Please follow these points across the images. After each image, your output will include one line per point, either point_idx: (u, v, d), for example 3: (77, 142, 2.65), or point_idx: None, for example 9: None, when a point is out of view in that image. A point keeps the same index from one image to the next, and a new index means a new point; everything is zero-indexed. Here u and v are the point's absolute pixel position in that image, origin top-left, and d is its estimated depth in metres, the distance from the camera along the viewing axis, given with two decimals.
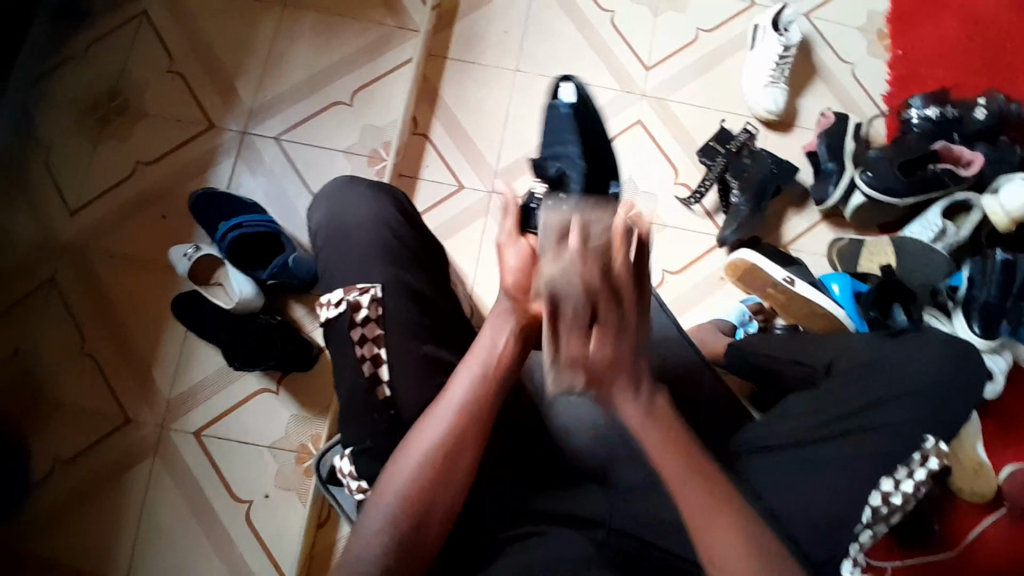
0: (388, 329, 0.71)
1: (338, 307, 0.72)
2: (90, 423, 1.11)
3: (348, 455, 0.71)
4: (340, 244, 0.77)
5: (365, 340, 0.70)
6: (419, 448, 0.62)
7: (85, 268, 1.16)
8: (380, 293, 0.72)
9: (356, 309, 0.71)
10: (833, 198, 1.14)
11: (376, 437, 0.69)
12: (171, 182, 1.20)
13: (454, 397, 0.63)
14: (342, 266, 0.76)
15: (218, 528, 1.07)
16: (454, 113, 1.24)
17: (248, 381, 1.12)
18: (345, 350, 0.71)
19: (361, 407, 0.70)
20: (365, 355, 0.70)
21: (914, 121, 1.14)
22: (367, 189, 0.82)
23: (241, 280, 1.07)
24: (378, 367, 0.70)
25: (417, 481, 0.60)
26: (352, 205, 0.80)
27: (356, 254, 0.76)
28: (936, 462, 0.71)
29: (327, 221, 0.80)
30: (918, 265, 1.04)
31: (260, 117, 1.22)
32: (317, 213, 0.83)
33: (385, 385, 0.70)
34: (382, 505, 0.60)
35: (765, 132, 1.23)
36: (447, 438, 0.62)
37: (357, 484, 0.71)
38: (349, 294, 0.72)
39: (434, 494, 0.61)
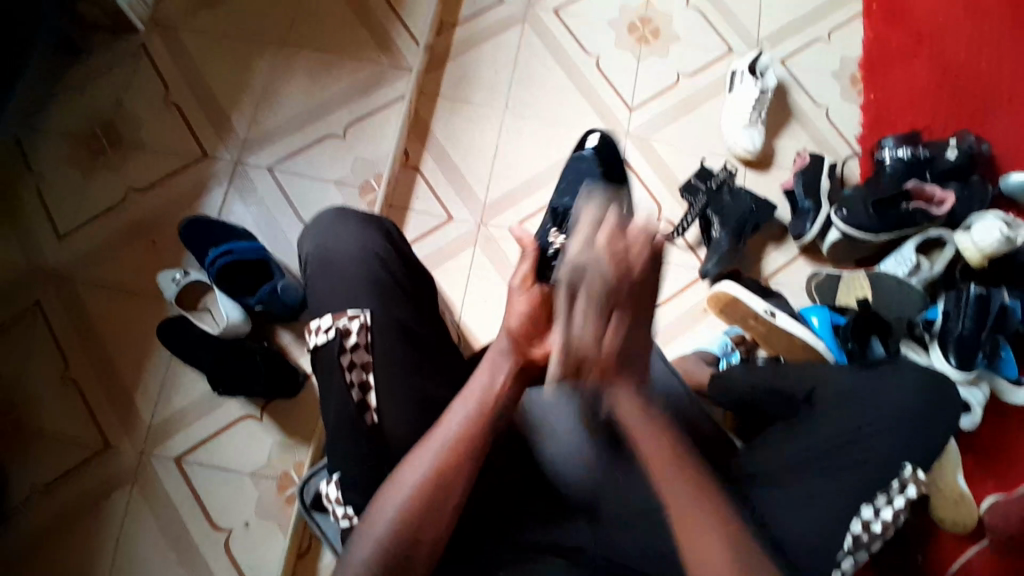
0: (376, 355, 0.73)
1: (328, 333, 0.72)
2: (69, 450, 1.09)
3: (335, 481, 0.72)
4: (328, 274, 0.78)
5: (354, 365, 0.72)
6: (414, 471, 0.62)
7: (73, 293, 1.16)
8: (369, 320, 0.74)
9: (346, 336, 0.72)
10: (811, 233, 1.17)
11: (361, 468, 0.70)
12: (163, 209, 1.21)
13: (454, 422, 0.64)
14: (329, 295, 0.77)
15: (196, 560, 1.05)
16: (444, 147, 1.28)
17: (231, 408, 1.11)
18: (333, 377, 0.71)
19: (346, 430, 0.70)
20: (353, 381, 0.71)
21: (888, 161, 1.19)
22: (356, 220, 0.84)
23: (229, 305, 1.07)
24: (366, 393, 0.71)
25: (410, 504, 0.61)
26: (341, 236, 0.81)
27: (344, 284, 0.77)
28: (915, 489, 0.71)
29: (315, 252, 0.81)
30: (894, 299, 1.06)
31: (254, 148, 1.25)
32: (306, 244, 0.84)
33: (373, 411, 0.71)
34: (375, 527, 0.61)
35: (744, 171, 1.27)
36: (443, 464, 0.62)
37: (341, 511, 0.72)
38: (339, 320, 0.73)
39: (427, 518, 0.61)
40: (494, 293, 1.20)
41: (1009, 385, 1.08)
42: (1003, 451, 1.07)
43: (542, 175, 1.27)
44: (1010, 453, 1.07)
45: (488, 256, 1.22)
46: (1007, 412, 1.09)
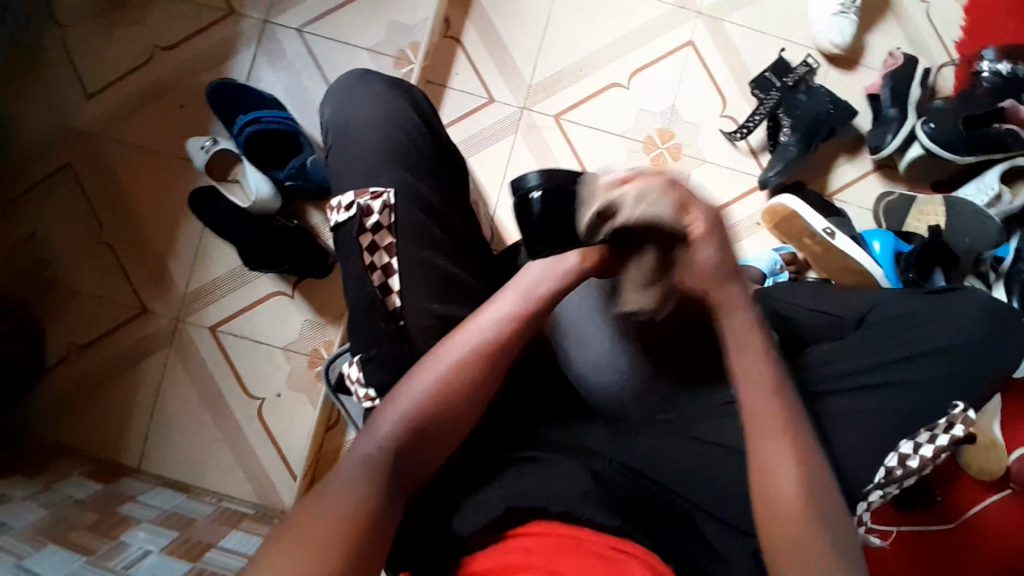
0: (399, 238, 0.68)
1: (348, 212, 0.69)
2: (108, 312, 1.12)
3: (356, 363, 0.69)
4: (352, 147, 0.73)
5: (375, 247, 0.68)
6: (451, 354, 0.61)
7: (102, 154, 1.14)
8: (392, 200, 0.69)
9: (367, 214, 0.68)
10: (889, 148, 1.05)
11: (381, 343, 0.66)
12: (189, 70, 1.14)
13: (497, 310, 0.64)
14: (352, 166, 0.72)
15: (230, 424, 1.11)
16: (490, 18, 1.15)
17: (262, 283, 1.11)
18: (353, 255, 0.68)
19: (369, 312, 0.67)
20: (374, 264, 0.67)
21: (984, 75, 1.03)
22: (381, 88, 0.77)
23: (258, 179, 1.03)
24: (388, 277, 0.67)
25: (442, 383, 0.60)
26: (366, 105, 0.75)
27: (368, 158, 0.71)
28: (961, 428, 0.67)
29: (338, 121, 0.75)
30: (966, 228, 0.98)
31: (283, 6, 1.14)
32: (327, 112, 0.77)
33: (394, 295, 0.67)
34: (399, 411, 0.59)
35: (826, 68, 1.13)
36: (483, 359, 0.61)
37: (363, 393, 0.68)
38: (361, 198, 0.68)
39: (452, 398, 0.60)
40: None
41: None
42: None
43: (596, 56, 1.14)
44: None
45: (528, 145, 1.14)
46: None
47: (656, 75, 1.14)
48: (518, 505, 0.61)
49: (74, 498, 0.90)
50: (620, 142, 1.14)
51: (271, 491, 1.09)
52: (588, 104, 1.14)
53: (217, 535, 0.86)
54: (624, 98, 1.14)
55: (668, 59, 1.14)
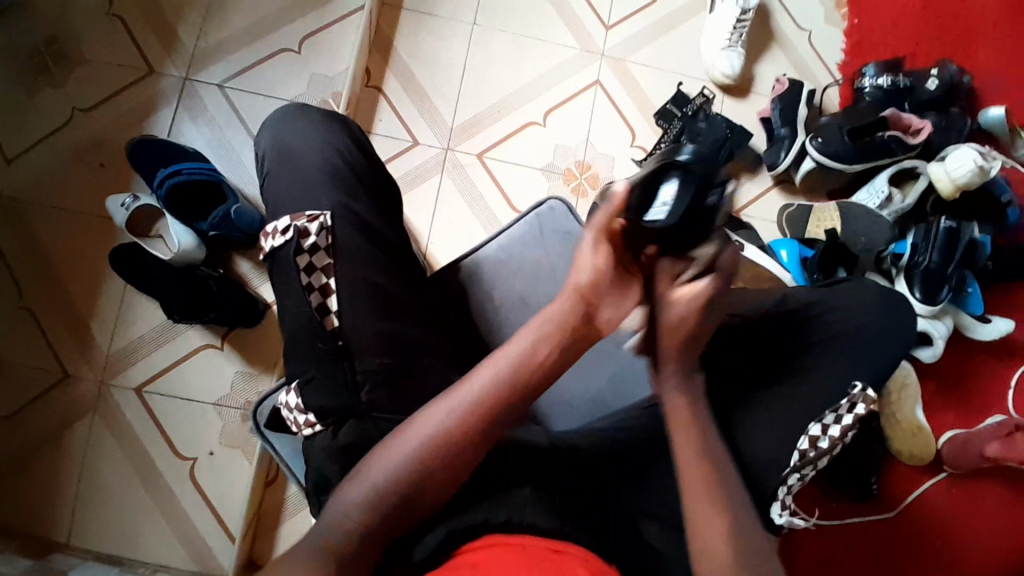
0: (339, 259, 0.68)
1: (284, 235, 0.68)
2: (26, 380, 1.07)
3: (293, 390, 0.65)
4: (286, 174, 0.73)
5: (313, 269, 0.67)
6: (427, 424, 0.59)
7: (19, 220, 1.11)
8: (329, 222, 0.69)
9: (304, 236, 0.67)
10: (784, 163, 1.14)
11: (319, 364, 0.65)
12: (109, 131, 1.14)
13: (474, 387, 0.61)
14: (288, 192, 0.72)
15: (163, 487, 1.05)
16: (409, 66, 1.21)
17: (191, 336, 1.09)
18: (290, 278, 0.67)
19: (308, 336, 0.66)
20: (312, 285, 0.67)
21: (868, 90, 1.15)
22: (318, 116, 0.78)
23: (180, 231, 1.02)
24: (326, 298, 0.67)
25: (419, 457, 0.58)
26: (303, 133, 0.75)
27: (302, 186, 0.72)
28: (863, 407, 0.70)
29: (274, 148, 0.75)
30: (862, 229, 1.07)
31: (204, 63, 1.17)
32: (264, 139, 0.77)
33: (334, 315, 0.67)
34: (378, 471, 0.57)
35: (722, 97, 1.23)
36: (471, 419, 0.59)
37: (304, 419, 0.64)
38: (297, 220, 0.68)
39: (429, 476, 0.58)
40: (461, 222, 1.16)
41: (972, 320, 1.08)
42: (957, 385, 1.10)
43: (511, 97, 1.21)
44: (963, 386, 1.10)
45: (455, 184, 1.18)
46: (965, 346, 1.11)
47: (569, 112, 1.21)
48: (458, 527, 0.59)
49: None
50: (542, 176, 1.19)
51: (211, 555, 1.04)
52: (509, 142, 1.20)
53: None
54: (542, 135, 1.20)
55: (580, 96, 1.22)
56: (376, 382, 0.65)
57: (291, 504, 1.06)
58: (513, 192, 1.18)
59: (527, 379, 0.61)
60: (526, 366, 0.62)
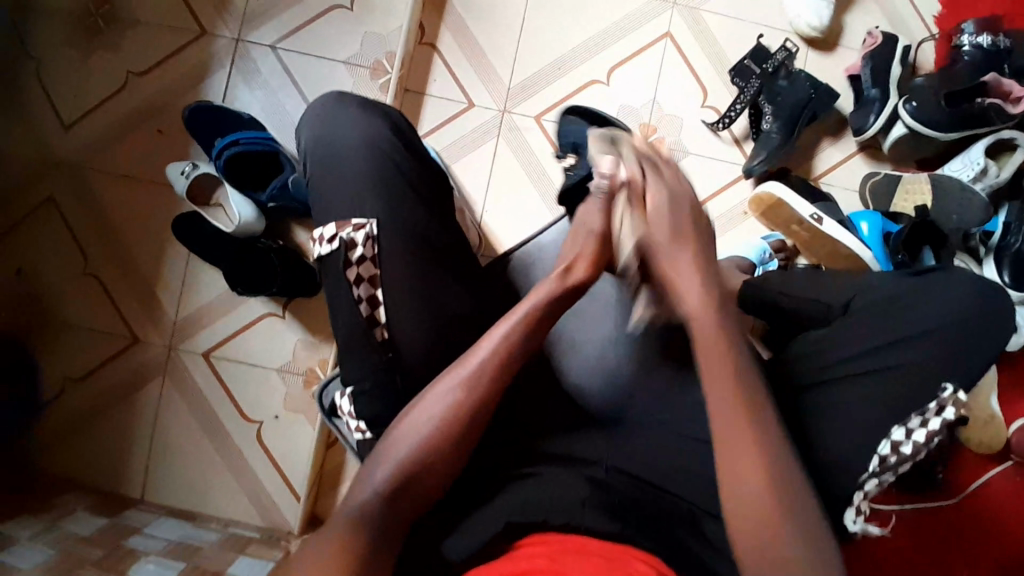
0: (384, 268, 0.67)
1: (331, 244, 0.67)
2: (100, 343, 1.11)
3: (348, 394, 0.68)
4: (328, 174, 0.70)
5: (361, 280, 0.66)
6: (439, 401, 0.60)
7: (82, 186, 1.12)
8: (375, 231, 0.67)
9: (350, 247, 0.66)
10: (873, 128, 1.04)
11: (375, 377, 0.66)
12: (164, 95, 1.13)
13: (477, 357, 0.62)
14: (332, 193, 0.69)
15: (230, 448, 1.10)
16: (465, 20, 1.14)
17: (253, 305, 1.10)
18: (340, 289, 0.66)
19: (365, 344, 0.65)
20: (361, 296, 0.66)
21: (965, 49, 1.03)
22: (358, 108, 0.73)
23: (240, 202, 1.00)
24: (375, 308, 0.66)
25: (434, 432, 0.59)
26: (344, 127, 0.72)
27: (344, 188, 0.69)
28: (952, 411, 0.67)
29: (314, 145, 0.72)
30: (954, 205, 0.98)
31: (255, 22, 1.13)
32: (303, 135, 0.74)
33: (382, 327, 0.66)
34: (397, 449, 0.58)
35: (806, 52, 1.12)
36: (474, 390, 0.61)
37: (357, 424, 0.68)
38: (342, 230, 0.66)
39: (447, 446, 0.59)
40: (518, 190, 1.12)
41: None
42: None
43: (573, 56, 1.13)
44: None
45: (511, 148, 1.13)
46: None
47: (636, 70, 1.13)
48: (516, 520, 0.60)
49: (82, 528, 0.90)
50: None
51: (277, 512, 1.09)
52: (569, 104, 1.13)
53: (225, 563, 0.86)
54: (606, 95, 1.13)
55: (646, 53, 1.13)
56: None
57: (350, 470, 1.10)
58: None
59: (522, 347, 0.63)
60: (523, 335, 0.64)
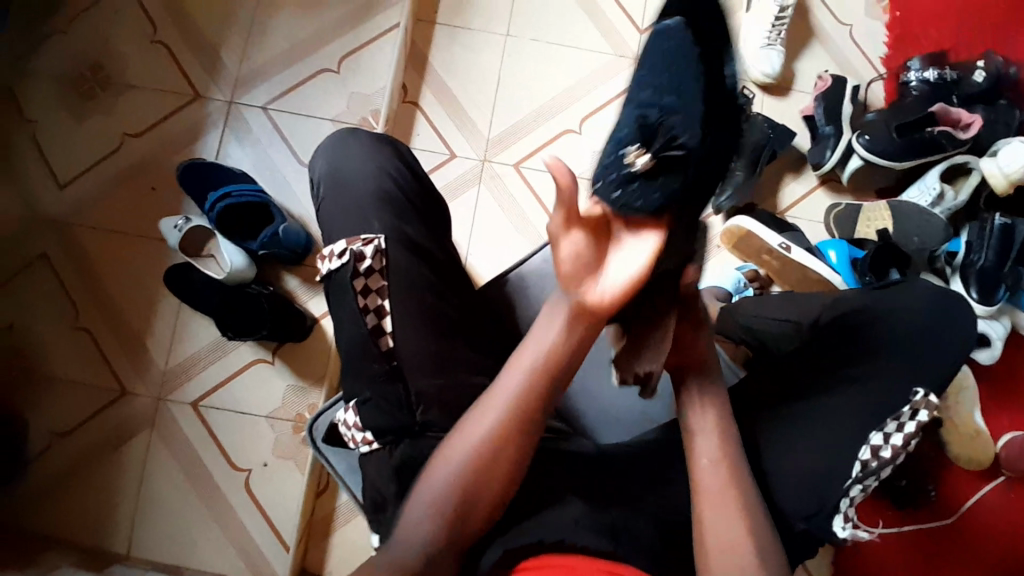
0: (391, 280, 0.70)
1: (341, 258, 0.69)
2: (88, 397, 1.12)
3: (352, 407, 0.68)
4: (339, 197, 0.74)
5: (369, 291, 0.69)
6: (468, 440, 0.58)
7: (77, 243, 1.16)
8: (384, 245, 0.70)
9: (360, 260, 0.69)
10: (830, 162, 1.12)
11: (374, 384, 0.67)
12: (159, 155, 1.18)
13: (508, 389, 0.58)
14: (342, 217, 0.73)
15: (219, 499, 1.09)
16: (445, 79, 1.22)
17: (243, 352, 1.12)
18: (346, 299, 0.69)
19: (362, 357, 0.68)
20: (368, 306, 0.68)
21: (913, 84, 1.12)
22: (367, 140, 0.78)
23: (233, 251, 1.04)
24: (382, 319, 0.68)
25: (467, 473, 0.57)
26: (353, 158, 0.77)
27: (352, 209, 0.73)
28: (925, 414, 0.69)
29: (327, 172, 0.76)
30: (915, 229, 1.04)
31: (248, 86, 1.20)
32: (315, 163, 0.79)
33: (388, 336, 0.68)
34: (433, 488, 0.58)
35: (762, 96, 1.21)
36: (507, 424, 0.57)
37: (362, 437, 0.67)
38: (353, 244, 0.69)
39: (485, 487, 0.58)
40: (500, 232, 1.17)
41: None
42: (1020, 388, 1.06)
43: (547, 107, 1.21)
44: None
45: (492, 194, 1.19)
46: None
47: (605, 118, 1.21)
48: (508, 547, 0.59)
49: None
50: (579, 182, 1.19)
51: (266, 564, 1.07)
52: (544, 150, 1.20)
53: None
54: (578, 142, 1.20)
55: (615, 101, 1.21)
56: (429, 402, 0.67)
57: (341, 515, 1.08)
58: (550, 201, 1.18)
59: (552, 375, 0.57)
60: (551, 369, 0.57)
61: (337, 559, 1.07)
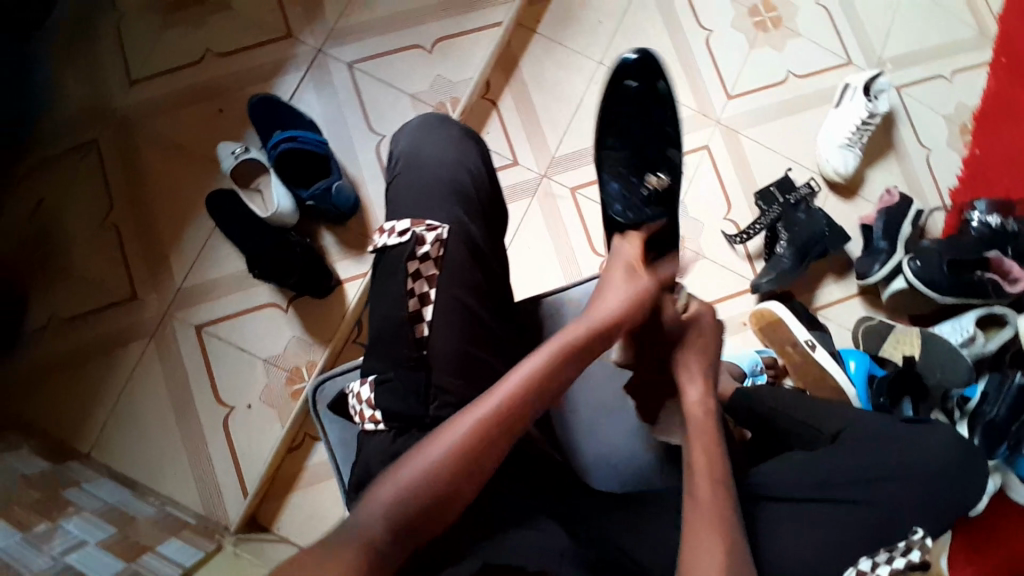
0: (442, 272, 0.70)
1: (402, 236, 0.70)
2: (99, 292, 1.12)
3: (367, 382, 0.68)
4: (415, 178, 0.75)
5: (419, 276, 0.69)
6: (441, 441, 0.55)
7: (130, 139, 1.16)
8: (445, 236, 0.71)
9: (419, 243, 0.70)
10: (875, 276, 1.12)
11: (395, 368, 0.67)
12: (234, 79, 1.19)
13: (493, 395, 0.57)
14: (411, 196, 0.74)
15: (195, 426, 1.09)
16: (528, 87, 1.23)
17: (260, 292, 1.12)
18: (394, 279, 0.70)
19: (392, 339, 0.68)
20: (413, 291, 0.69)
21: (975, 225, 1.11)
22: (456, 132, 0.79)
23: (281, 194, 1.06)
24: (423, 306, 0.69)
25: (445, 462, 0.54)
26: (437, 144, 0.77)
27: (423, 193, 0.73)
28: (917, 555, 0.67)
29: (410, 150, 0.77)
30: (937, 364, 1.02)
31: (340, 39, 1.21)
32: (400, 138, 0.80)
33: (425, 325, 0.68)
34: (407, 471, 0.54)
35: (826, 193, 1.22)
36: (491, 425, 0.56)
37: (369, 414, 0.67)
38: (416, 227, 0.70)
39: (459, 485, 0.55)
40: (540, 250, 1.18)
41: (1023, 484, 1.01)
42: (997, 547, 1.06)
43: None
44: (1005, 550, 1.05)
45: (543, 211, 1.19)
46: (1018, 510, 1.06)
47: None
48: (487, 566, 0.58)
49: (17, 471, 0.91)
50: None
51: (220, 506, 1.06)
52: None
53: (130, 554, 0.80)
54: None
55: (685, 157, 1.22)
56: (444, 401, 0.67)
57: (307, 478, 1.08)
58: (595, 232, 1.18)
59: (539, 392, 0.58)
60: (539, 387, 0.58)
61: (291, 520, 1.07)
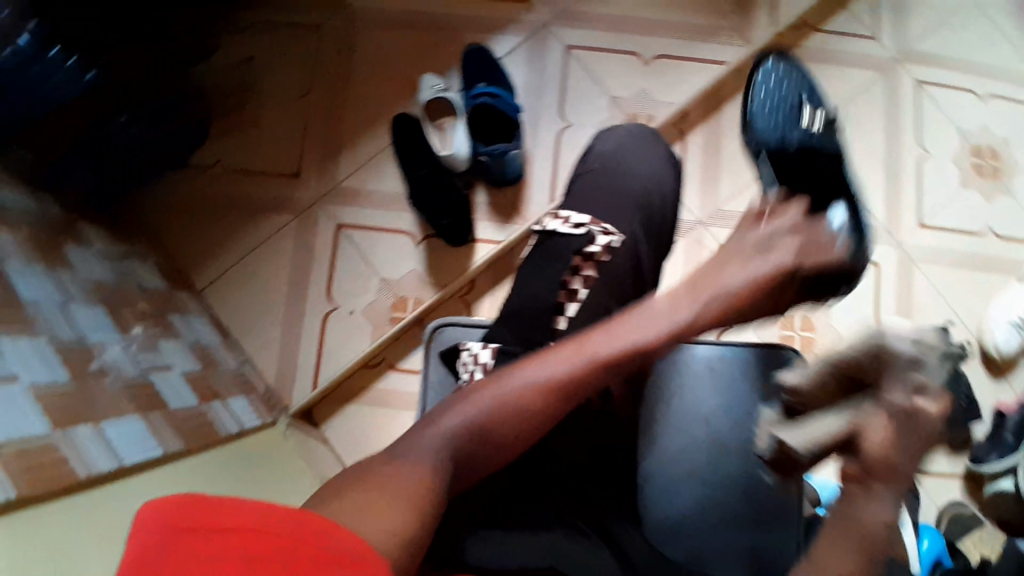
0: (600, 277, 0.71)
1: (577, 229, 0.73)
2: (270, 158, 1.20)
3: (490, 346, 0.69)
4: (607, 183, 0.77)
5: (577, 271, 0.71)
6: (508, 386, 0.57)
7: (350, 37, 1.23)
8: (616, 244, 0.72)
9: (591, 242, 0.72)
10: (991, 466, 1.07)
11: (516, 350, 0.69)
12: (461, 19, 1.23)
13: (564, 355, 0.59)
14: (599, 198, 0.76)
15: (299, 309, 1.16)
16: (724, 133, 1.21)
17: (402, 218, 1.17)
18: (553, 266, 0.72)
19: (524, 321, 0.70)
20: (567, 283, 0.71)
21: None
22: (662, 152, 0.80)
23: (463, 142, 1.10)
24: (569, 301, 0.70)
25: (508, 406, 0.56)
26: (641, 158, 0.79)
27: (610, 198, 0.75)
28: None
29: (613, 154, 0.79)
30: None
31: (569, 21, 1.23)
32: (607, 140, 0.82)
33: (564, 317, 0.69)
34: (471, 406, 0.56)
35: (976, 361, 1.14)
36: (560, 384, 0.57)
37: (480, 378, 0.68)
38: (594, 226, 0.73)
39: (519, 432, 0.56)
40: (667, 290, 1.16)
41: None
42: None
43: None
44: None
45: (686, 255, 1.17)
46: None
47: None
48: None
49: (91, 283, 0.89)
50: None
51: (289, 387, 1.13)
52: None
53: None
54: None
55: None
56: None
57: (370, 397, 1.13)
58: None
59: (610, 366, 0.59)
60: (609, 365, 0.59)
61: (340, 427, 1.12)
